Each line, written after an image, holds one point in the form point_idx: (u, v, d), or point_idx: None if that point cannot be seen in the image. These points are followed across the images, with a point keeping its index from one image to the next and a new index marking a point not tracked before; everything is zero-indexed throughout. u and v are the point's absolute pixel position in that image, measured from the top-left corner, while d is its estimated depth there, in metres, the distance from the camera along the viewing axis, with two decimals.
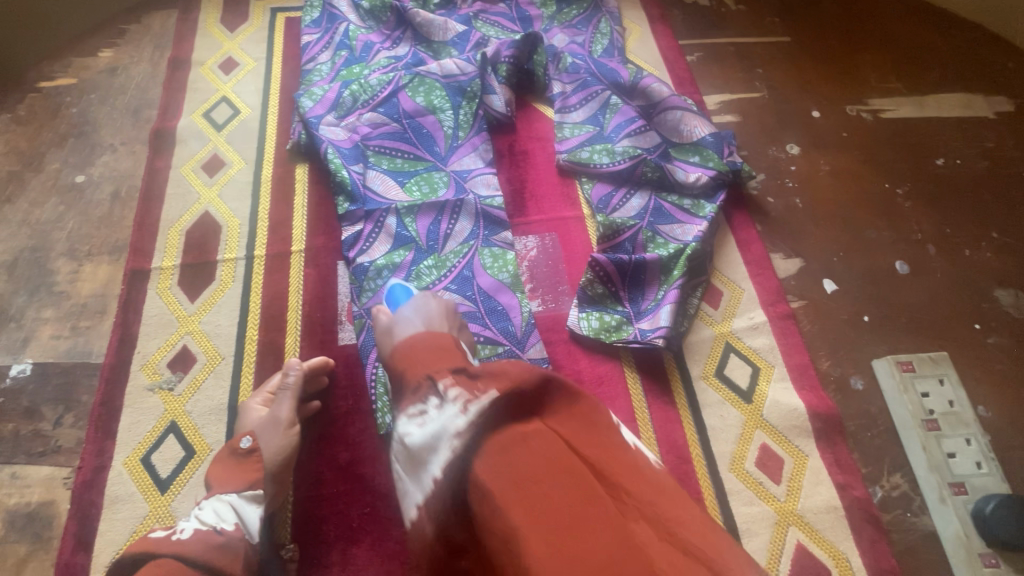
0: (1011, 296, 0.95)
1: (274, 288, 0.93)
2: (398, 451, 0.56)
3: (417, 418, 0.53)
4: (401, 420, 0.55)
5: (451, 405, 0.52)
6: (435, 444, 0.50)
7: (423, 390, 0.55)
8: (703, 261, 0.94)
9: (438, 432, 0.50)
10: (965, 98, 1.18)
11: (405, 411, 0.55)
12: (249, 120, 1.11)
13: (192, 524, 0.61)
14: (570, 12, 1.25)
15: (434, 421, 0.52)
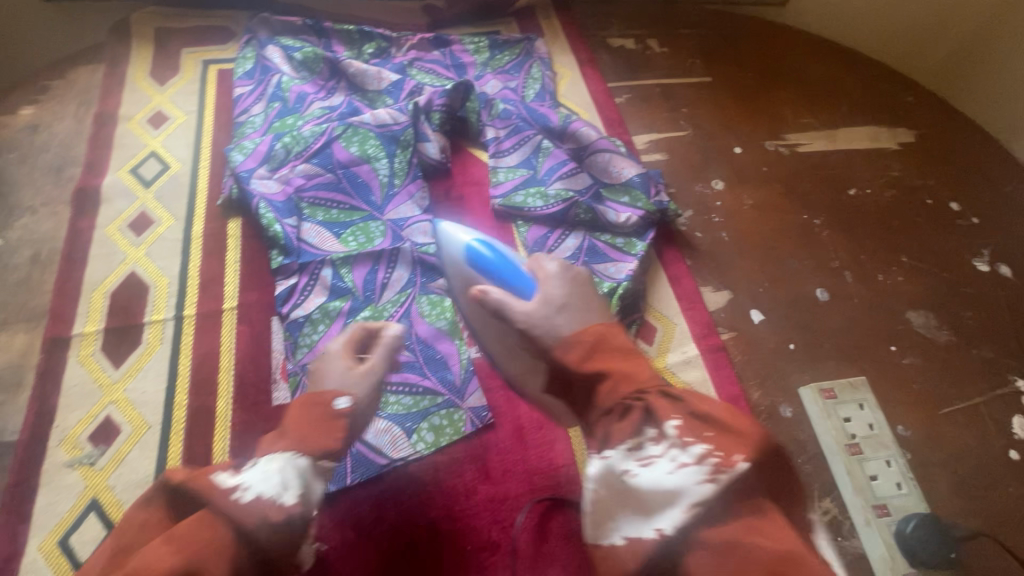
0: (922, 317, 1.02)
1: (204, 349, 0.91)
2: (613, 479, 0.61)
3: (645, 457, 0.59)
4: (623, 453, 0.60)
5: (670, 450, 0.57)
6: (664, 494, 0.55)
7: (644, 424, 0.61)
8: (635, 299, 0.98)
9: (679, 485, 0.54)
10: (873, 131, 1.27)
11: (627, 443, 0.61)
12: (179, 175, 1.09)
13: (258, 484, 0.58)
14: (502, 59, 1.29)
15: (671, 471, 0.56)
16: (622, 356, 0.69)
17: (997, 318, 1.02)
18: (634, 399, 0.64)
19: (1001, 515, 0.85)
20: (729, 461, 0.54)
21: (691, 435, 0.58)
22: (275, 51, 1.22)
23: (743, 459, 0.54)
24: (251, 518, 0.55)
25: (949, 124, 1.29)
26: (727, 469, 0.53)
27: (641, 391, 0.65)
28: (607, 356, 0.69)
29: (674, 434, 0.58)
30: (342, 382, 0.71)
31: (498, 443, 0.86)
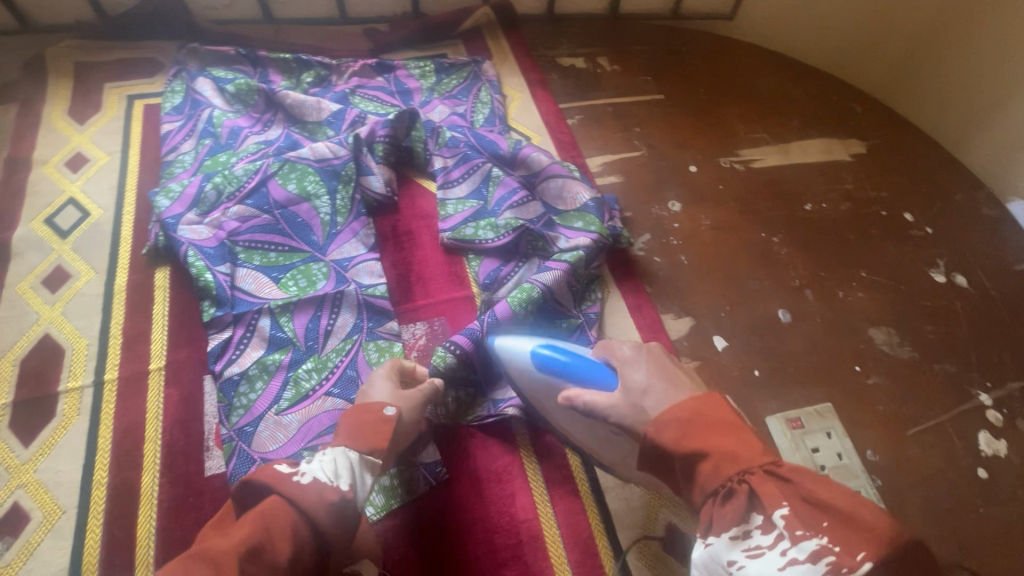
0: (884, 334, 1.00)
1: (129, 417, 0.83)
2: (716, 571, 0.53)
3: (750, 547, 0.51)
4: (725, 545, 0.52)
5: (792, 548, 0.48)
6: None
7: (746, 510, 0.52)
8: (552, 310, 0.93)
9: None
10: (826, 144, 1.26)
11: (729, 534, 0.52)
12: (101, 223, 1.00)
13: (314, 471, 0.59)
14: (449, 82, 1.24)
15: (778, 566, 0.48)
16: (724, 430, 0.57)
17: (957, 330, 1.01)
18: (738, 484, 0.53)
19: (974, 538, 0.83)
20: (849, 557, 0.45)
21: (803, 527, 0.48)
22: (205, 84, 1.15)
23: (868, 556, 0.44)
24: (312, 499, 0.56)
25: (896, 133, 1.30)
26: (846, 568, 0.44)
27: (750, 471, 0.53)
28: (707, 432, 0.57)
29: (782, 526, 0.49)
30: (391, 399, 0.72)
31: (456, 500, 0.81)
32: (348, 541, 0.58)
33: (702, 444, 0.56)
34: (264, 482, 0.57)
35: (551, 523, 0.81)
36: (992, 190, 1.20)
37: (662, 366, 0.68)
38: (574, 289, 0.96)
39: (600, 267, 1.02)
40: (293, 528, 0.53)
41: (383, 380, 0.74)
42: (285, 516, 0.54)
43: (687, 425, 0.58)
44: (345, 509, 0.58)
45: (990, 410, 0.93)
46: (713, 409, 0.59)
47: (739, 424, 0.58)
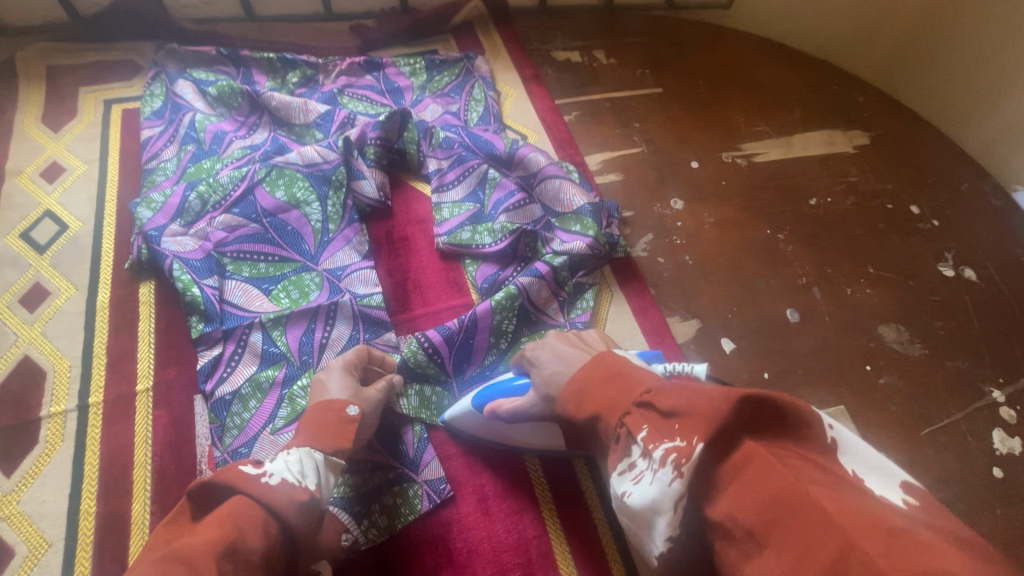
0: (894, 332, 0.98)
1: (116, 442, 0.79)
2: (622, 511, 0.52)
3: (632, 474, 0.50)
4: (615, 479, 0.52)
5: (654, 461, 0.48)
6: (659, 507, 0.46)
7: (626, 441, 0.52)
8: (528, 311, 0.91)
9: (660, 494, 0.46)
10: (828, 135, 1.24)
11: (616, 468, 0.53)
12: (80, 236, 0.96)
13: (281, 472, 0.55)
14: (441, 80, 1.20)
15: (651, 482, 0.47)
16: (612, 382, 0.57)
17: (967, 325, 0.99)
18: (620, 426, 0.53)
19: (993, 538, 0.81)
20: (686, 446, 0.45)
21: (659, 438, 0.49)
22: (186, 86, 1.09)
23: (700, 439, 0.45)
24: (283, 499, 0.52)
25: (900, 123, 1.27)
26: (686, 458, 0.45)
27: (626, 411, 0.54)
28: (598, 387, 0.58)
29: (643, 445, 0.50)
30: (352, 396, 0.72)
31: (462, 518, 0.78)
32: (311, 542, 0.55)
33: (595, 402, 0.57)
34: (226, 481, 0.51)
35: (561, 539, 0.78)
36: (997, 180, 1.18)
37: (560, 350, 0.71)
38: (561, 298, 0.93)
39: (594, 276, 0.98)
40: (264, 523, 0.49)
41: (342, 374, 0.74)
42: (255, 512, 0.49)
43: (585, 388, 0.59)
44: (313, 506, 0.55)
45: (1003, 406, 0.92)
46: (602, 366, 0.60)
47: (626, 369, 0.59)
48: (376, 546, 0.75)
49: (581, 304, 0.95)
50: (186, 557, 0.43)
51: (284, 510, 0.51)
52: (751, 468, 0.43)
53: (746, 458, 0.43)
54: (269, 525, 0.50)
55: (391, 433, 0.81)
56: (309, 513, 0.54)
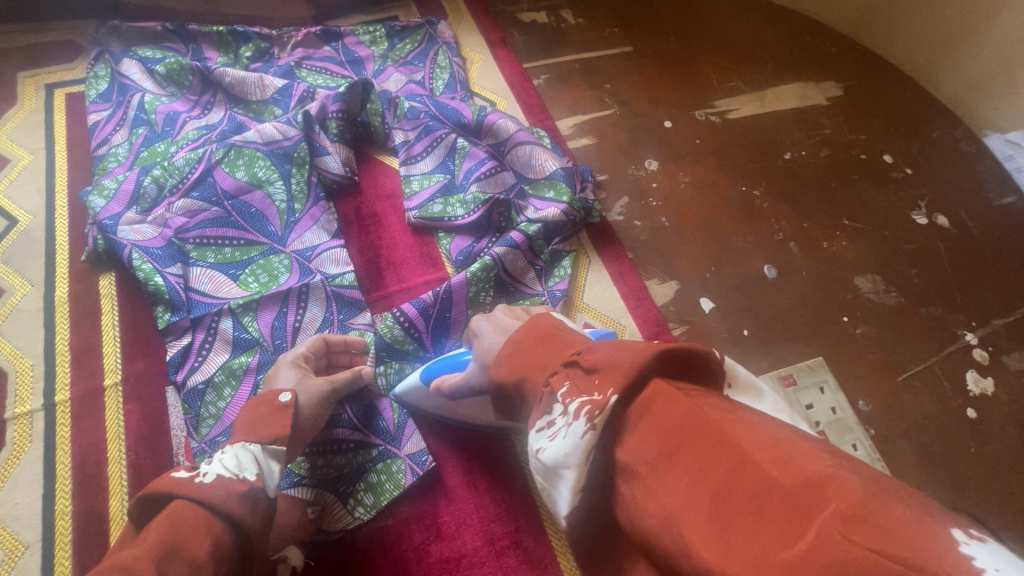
0: (869, 282, 0.99)
1: (86, 440, 0.77)
2: (534, 468, 0.49)
3: (549, 430, 0.47)
4: (531, 434, 0.49)
5: (570, 415, 0.46)
6: (571, 461, 0.44)
7: (547, 399, 0.50)
8: (503, 280, 0.90)
9: (571, 447, 0.44)
10: (802, 88, 1.22)
11: (534, 425, 0.50)
12: (31, 229, 0.91)
13: (216, 469, 0.56)
14: (404, 47, 1.15)
15: (564, 436, 0.45)
16: (543, 344, 0.55)
17: (940, 272, 1.00)
18: (545, 386, 0.51)
19: (967, 476, 0.84)
20: (600, 398, 0.44)
21: (577, 391, 0.47)
22: (132, 65, 1.04)
23: (614, 391, 0.44)
24: (219, 494, 0.53)
25: (872, 73, 1.26)
26: (598, 410, 0.44)
27: (554, 371, 0.52)
28: (531, 347, 0.56)
29: (562, 398, 0.48)
30: (295, 385, 0.71)
31: (450, 493, 0.78)
32: (267, 533, 0.58)
33: (524, 363, 0.55)
34: (162, 489, 0.53)
35: (548, 507, 0.78)
36: (968, 126, 1.18)
37: (500, 322, 0.70)
38: (537, 266, 0.92)
39: (572, 242, 0.97)
40: (208, 525, 0.51)
41: (290, 367, 0.73)
42: (197, 514, 0.51)
43: (518, 350, 0.57)
44: (258, 498, 0.56)
45: (976, 348, 0.93)
46: (537, 328, 0.58)
47: (559, 333, 0.56)
48: (362, 524, 0.74)
49: (559, 272, 0.93)
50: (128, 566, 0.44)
51: (229, 508, 0.53)
52: (658, 399, 0.43)
53: (649, 396, 0.43)
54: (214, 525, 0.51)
55: (368, 411, 0.80)
56: (252, 503, 0.55)
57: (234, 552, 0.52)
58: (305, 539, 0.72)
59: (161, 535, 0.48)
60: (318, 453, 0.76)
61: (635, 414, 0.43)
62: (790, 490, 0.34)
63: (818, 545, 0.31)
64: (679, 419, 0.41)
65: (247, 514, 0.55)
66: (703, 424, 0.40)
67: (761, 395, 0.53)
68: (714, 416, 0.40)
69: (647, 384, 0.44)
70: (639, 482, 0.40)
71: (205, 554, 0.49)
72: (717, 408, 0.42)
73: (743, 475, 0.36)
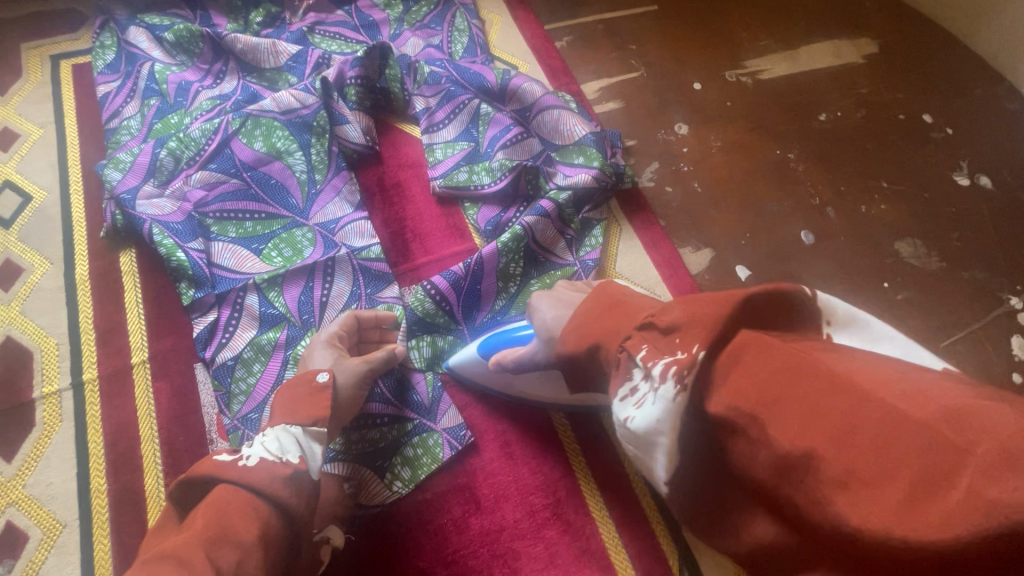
0: (910, 247, 0.96)
1: (117, 418, 0.76)
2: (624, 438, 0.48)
3: (633, 398, 0.45)
4: (615, 405, 0.47)
5: (657, 379, 0.43)
6: (664, 427, 0.42)
7: (626, 365, 0.48)
8: (535, 250, 0.87)
9: (664, 413, 0.42)
10: (836, 46, 1.16)
11: (616, 394, 0.48)
12: (47, 206, 0.88)
13: (258, 452, 0.55)
14: (419, 9, 1.09)
15: (654, 402, 0.43)
16: (610, 312, 0.55)
17: (984, 235, 0.97)
18: (620, 350, 0.50)
19: None
20: (687, 355, 0.42)
21: (659, 353, 0.45)
22: (139, 34, 0.99)
23: (700, 347, 0.41)
24: (263, 479, 0.52)
25: (909, 28, 1.20)
26: (687, 369, 0.41)
27: (628, 336, 0.50)
28: (597, 318, 0.55)
29: (644, 363, 0.45)
30: (331, 365, 0.69)
31: (487, 468, 0.77)
32: (311, 518, 0.56)
33: (596, 332, 0.54)
34: (205, 473, 0.52)
35: (588, 478, 0.77)
36: (1011, 82, 1.13)
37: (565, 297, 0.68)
38: (568, 236, 0.89)
39: (602, 210, 0.94)
40: (254, 507, 0.50)
41: (324, 346, 0.71)
42: (241, 498, 0.50)
43: (584, 322, 0.56)
44: (302, 482, 0.55)
45: (1021, 313, 0.91)
46: (601, 298, 0.57)
47: (622, 300, 0.55)
48: (400, 498, 0.74)
49: (590, 241, 0.90)
50: (175, 553, 0.44)
51: (275, 491, 0.52)
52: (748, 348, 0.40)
53: (741, 344, 0.41)
54: (260, 509, 0.50)
55: (401, 384, 0.78)
56: (297, 486, 0.54)
57: (280, 536, 0.51)
58: (347, 513, 0.71)
59: (207, 520, 0.47)
60: (354, 428, 0.74)
61: (723, 365, 0.41)
62: (923, 437, 0.32)
63: (978, 488, 0.29)
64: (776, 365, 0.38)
65: (293, 498, 0.53)
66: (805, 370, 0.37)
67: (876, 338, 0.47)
68: (818, 356, 0.38)
69: (735, 335, 0.42)
70: (739, 434, 0.39)
71: (253, 537, 0.48)
72: (817, 349, 0.39)
73: (866, 414, 0.34)
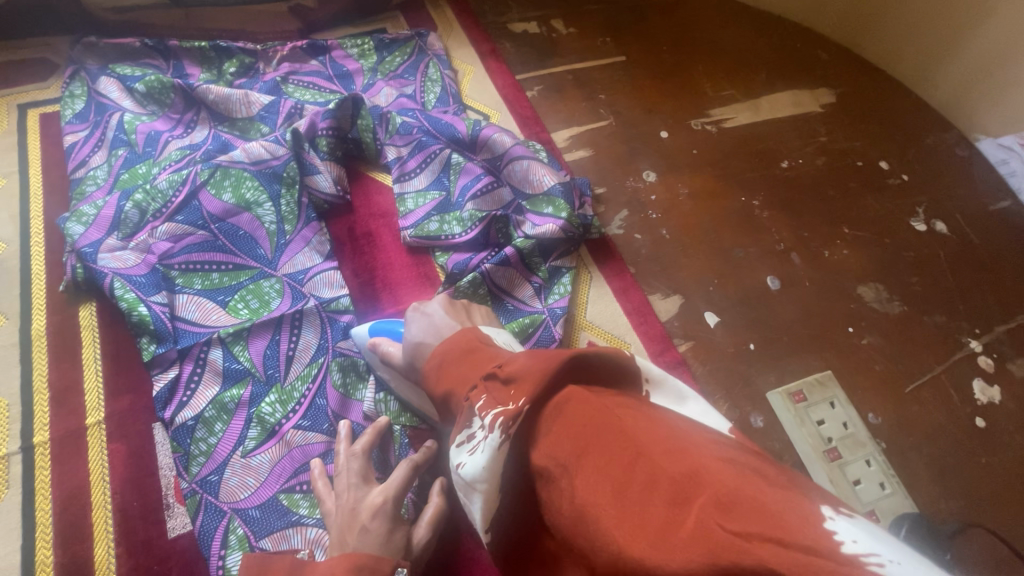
0: (872, 291, 0.98)
1: (68, 483, 0.73)
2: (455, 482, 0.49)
3: (469, 444, 0.47)
4: (452, 450, 0.48)
5: (489, 428, 0.45)
6: (487, 476, 0.44)
7: (467, 411, 0.48)
8: (499, 288, 0.88)
9: (490, 461, 0.44)
10: (796, 96, 1.21)
11: (454, 439, 0.49)
12: (6, 259, 0.86)
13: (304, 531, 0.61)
14: (393, 60, 1.12)
15: (483, 451, 0.45)
16: (467, 359, 0.53)
17: (941, 279, 1.00)
18: (467, 399, 0.49)
19: (979, 488, 0.83)
20: (512, 407, 0.44)
21: (492, 403, 0.46)
22: (111, 84, 0.99)
23: (526, 400, 0.43)
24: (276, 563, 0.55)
25: (865, 79, 1.25)
26: (513, 420, 0.43)
27: (474, 384, 0.50)
28: (454, 365, 0.54)
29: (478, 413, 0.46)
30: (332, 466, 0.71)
31: (453, 529, 0.76)
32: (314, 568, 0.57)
33: (452, 378, 0.53)
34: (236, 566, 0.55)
35: None
36: (962, 130, 1.18)
37: (438, 319, 0.64)
38: (535, 283, 0.90)
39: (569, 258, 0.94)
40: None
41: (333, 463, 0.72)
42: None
43: (442, 367, 0.55)
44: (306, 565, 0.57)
45: (981, 356, 0.93)
46: (463, 344, 0.55)
47: (482, 348, 0.54)
48: None
49: (558, 289, 0.90)
50: None
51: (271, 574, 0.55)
52: (568, 406, 0.42)
53: (563, 400, 0.43)
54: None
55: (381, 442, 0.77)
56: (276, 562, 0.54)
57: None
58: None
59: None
60: None
61: (549, 418, 0.43)
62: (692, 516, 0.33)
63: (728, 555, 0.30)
64: (593, 420, 0.41)
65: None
66: (610, 428, 0.40)
67: (685, 396, 0.51)
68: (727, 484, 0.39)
69: (561, 390, 0.44)
70: None
71: None
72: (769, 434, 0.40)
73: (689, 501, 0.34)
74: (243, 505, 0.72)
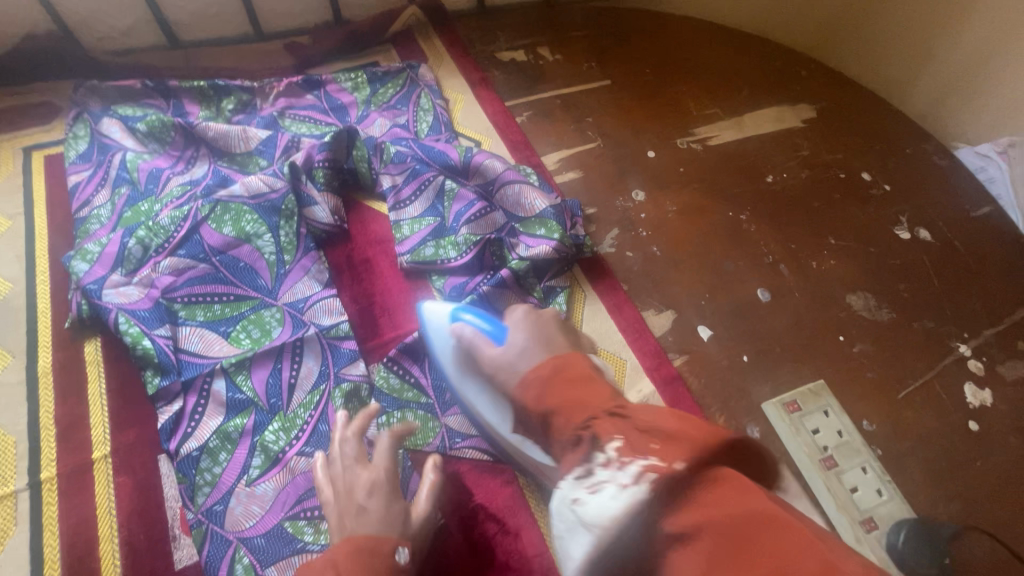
0: (861, 299, 1.00)
1: (76, 518, 0.74)
2: (563, 512, 0.58)
3: (590, 484, 0.56)
4: (571, 483, 0.58)
5: (630, 474, 0.53)
6: (608, 517, 0.52)
7: (590, 446, 0.59)
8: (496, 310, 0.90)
9: (618, 505, 0.52)
10: (777, 112, 1.25)
11: (574, 476, 0.58)
12: (12, 298, 0.88)
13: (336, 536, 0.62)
14: (385, 92, 1.15)
15: (613, 495, 0.53)
16: (575, 384, 0.66)
17: (927, 284, 1.02)
18: (585, 428, 0.61)
19: (976, 491, 0.84)
20: (665, 466, 0.51)
21: (634, 450, 0.55)
22: (113, 124, 1.02)
23: (681, 462, 0.51)
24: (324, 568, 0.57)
25: (843, 94, 1.29)
26: (660, 474, 0.51)
27: (596, 415, 0.61)
28: (560, 387, 0.66)
29: (615, 453, 0.56)
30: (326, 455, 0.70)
31: (457, 549, 0.77)
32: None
33: (558, 398, 0.65)
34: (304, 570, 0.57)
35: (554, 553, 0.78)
36: (939, 140, 1.21)
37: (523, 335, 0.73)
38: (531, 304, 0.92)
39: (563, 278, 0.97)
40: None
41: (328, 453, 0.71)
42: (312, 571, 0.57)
43: (547, 385, 0.67)
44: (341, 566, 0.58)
45: (970, 360, 0.95)
46: (569, 367, 0.68)
47: (585, 375, 0.67)
48: None
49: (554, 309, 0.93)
50: None
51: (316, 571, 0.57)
52: (724, 482, 0.50)
53: (721, 477, 0.50)
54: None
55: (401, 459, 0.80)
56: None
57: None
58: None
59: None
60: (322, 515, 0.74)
61: (704, 482, 0.50)
62: None
63: None
64: (752, 510, 0.47)
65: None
66: (754, 517, 0.46)
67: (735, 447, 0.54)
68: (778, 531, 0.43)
69: (719, 469, 0.51)
70: None
71: None
72: None
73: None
74: (248, 534, 0.72)
